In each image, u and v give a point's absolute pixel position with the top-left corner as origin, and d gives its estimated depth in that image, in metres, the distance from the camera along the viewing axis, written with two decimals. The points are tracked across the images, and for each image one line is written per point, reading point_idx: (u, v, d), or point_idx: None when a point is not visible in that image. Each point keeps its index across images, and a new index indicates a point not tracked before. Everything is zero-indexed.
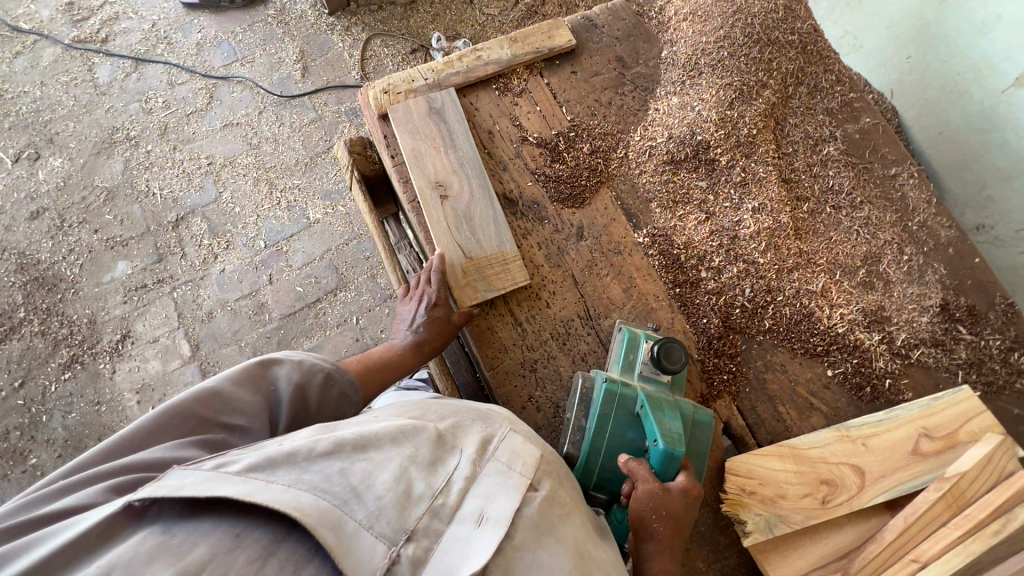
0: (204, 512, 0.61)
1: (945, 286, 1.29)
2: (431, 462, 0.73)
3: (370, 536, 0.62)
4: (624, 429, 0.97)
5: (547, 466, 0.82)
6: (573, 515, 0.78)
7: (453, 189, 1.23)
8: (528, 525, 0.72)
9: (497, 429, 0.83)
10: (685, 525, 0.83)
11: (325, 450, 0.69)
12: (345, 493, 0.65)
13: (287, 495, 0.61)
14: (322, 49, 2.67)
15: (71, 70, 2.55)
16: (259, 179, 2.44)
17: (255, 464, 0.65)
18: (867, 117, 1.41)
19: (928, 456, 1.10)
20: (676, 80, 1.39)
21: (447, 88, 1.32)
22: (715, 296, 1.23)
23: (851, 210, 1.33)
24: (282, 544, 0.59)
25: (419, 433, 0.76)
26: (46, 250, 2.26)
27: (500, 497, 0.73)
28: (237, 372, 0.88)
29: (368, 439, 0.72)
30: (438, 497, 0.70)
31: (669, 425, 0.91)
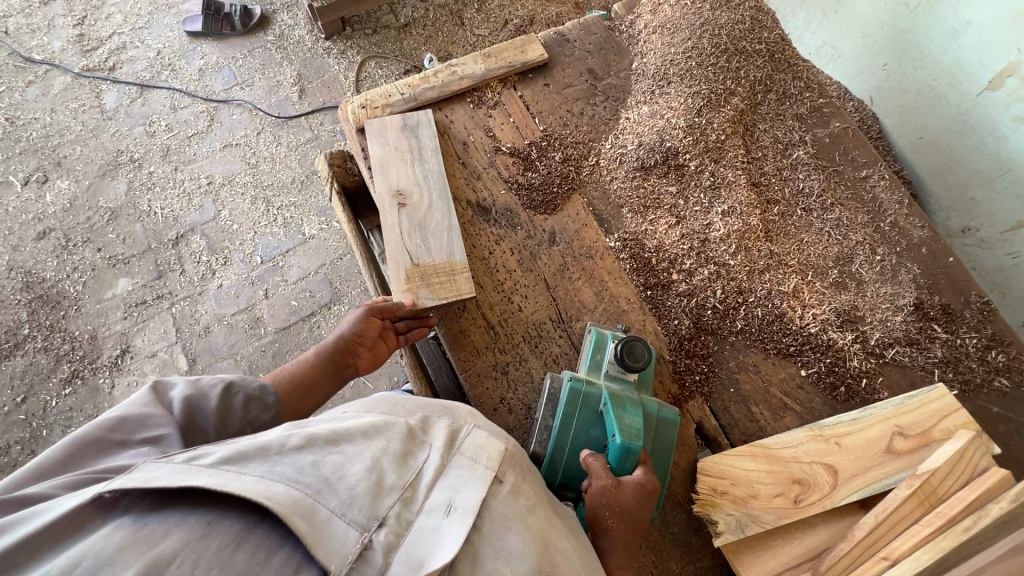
0: (178, 502, 0.59)
1: (919, 285, 1.29)
2: (403, 455, 0.74)
3: (342, 524, 0.62)
4: (589, 425, 1.03)
5: (512, 461, 0.82)
6: (540, 507, 0.79)
7: (412, 199, 1.26)
8: (495, 514, 0.73)
9: (465, 424, 0.84)
10: (639, 516, 0.91)
11: (296, 444, 0.68)
12: (316, 483, 0.65)
13: (260, 485, 0.61)
14: (319, 71, 2.77)
15: (79, 97, 2.67)
16: (257, 197, 2.51)
17: (228, 456, 0.64)
18: (835, 122, 1.45)
19: (901, 455, 1.09)
20: (646, 90, 1.44)
21: (424, 109, 1.38)
22: (685, 298, 1.25)
23: (822, 212, 1.35)
24: (255, 531, 0.58)
25: (391, 428, 0.76)
26: (51, 269, 2.33)
27: (467, 488, 0.73)
28: (136, 401, 0.83)
29: (341, 434, 0.72)
30: (408, 490, 0.70)
31: (629, 421, 0.98)
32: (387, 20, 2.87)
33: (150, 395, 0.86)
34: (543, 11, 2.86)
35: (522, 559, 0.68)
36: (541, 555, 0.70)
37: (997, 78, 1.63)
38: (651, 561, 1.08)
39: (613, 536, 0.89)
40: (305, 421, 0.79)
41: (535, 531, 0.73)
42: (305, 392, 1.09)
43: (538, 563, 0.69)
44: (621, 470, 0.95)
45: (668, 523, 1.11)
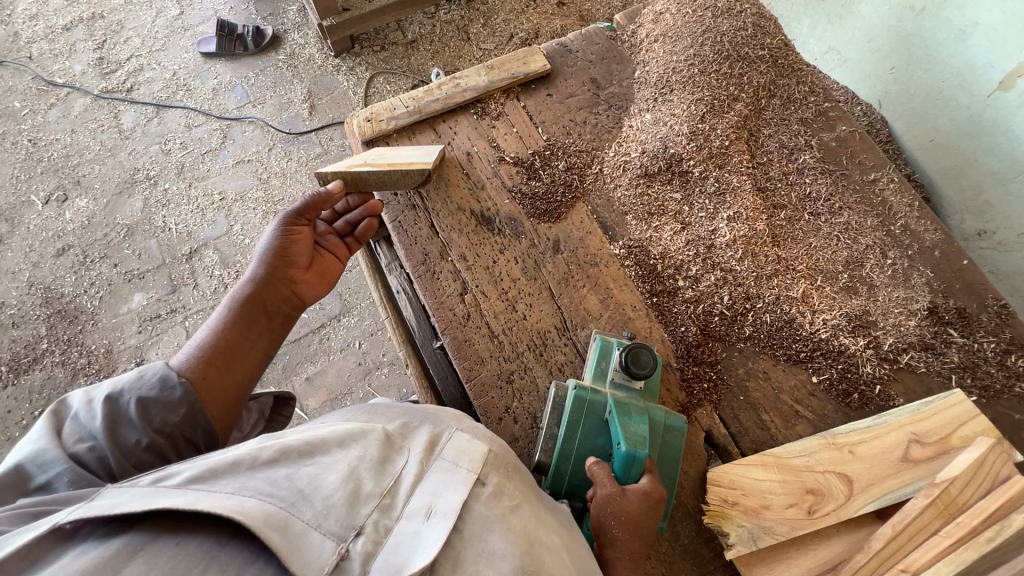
0: (141, 524, 0.62)
1: (934, 289, 1.27)
2: (380, 462, 0.77)
3: (318, 535, 0.64)
4: (592, 433, 1.03)
5: (496, 461, 0.84)
6: (523, 506, 0.80)
7: (390, 153, 1.32)
8: (477, 518, 0.73)
9: (444, 429, 0.87)
10: (644, 525, 0.89)
11: (269, 457, 0.72)
12: (290, 495, 0.68)
13: (231, 501, 0.63)
14: (328, 88, 2.82)
15: (99, 118, 2.75)
16: (268, 211, 2.55)
17: (196, 475, 0.68)
18: (842, 126, 1.44)
19: (918, 463, 1.06)
20: (649, 98, 1.44)
21: (434, 146, 1.35)
22: (692, 304, 1.24)
23: (831, 216, 1.33)
24: (225, 548, 0.62)
25: (367, 435, 0.80)
26: (69, 284, 2.39)
27: (448, 491, 0.76)
28: (39, 431, 0.81)
29: (316, 445, 0.76)
30: (386, 497, 0.73)
31: (633, 429, 0.97)
32: (395, 37, 2.93)
33: (42, 428, 0.82)
34: (547, 24, 2.90)
35: (504, 559, 0.69)
36: (526, 555, 0.71)
37: (1007, 78, 1.60)
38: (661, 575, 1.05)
39: (617, 545, 0.88)
40: (283, 433, 0.83)
41: (517, 532, 0.73)
42: (237, 355, 1.02)
43: (522, 562, 0.69)
44: (626, 479, 0.94)
45: (678, 534, 1.09)
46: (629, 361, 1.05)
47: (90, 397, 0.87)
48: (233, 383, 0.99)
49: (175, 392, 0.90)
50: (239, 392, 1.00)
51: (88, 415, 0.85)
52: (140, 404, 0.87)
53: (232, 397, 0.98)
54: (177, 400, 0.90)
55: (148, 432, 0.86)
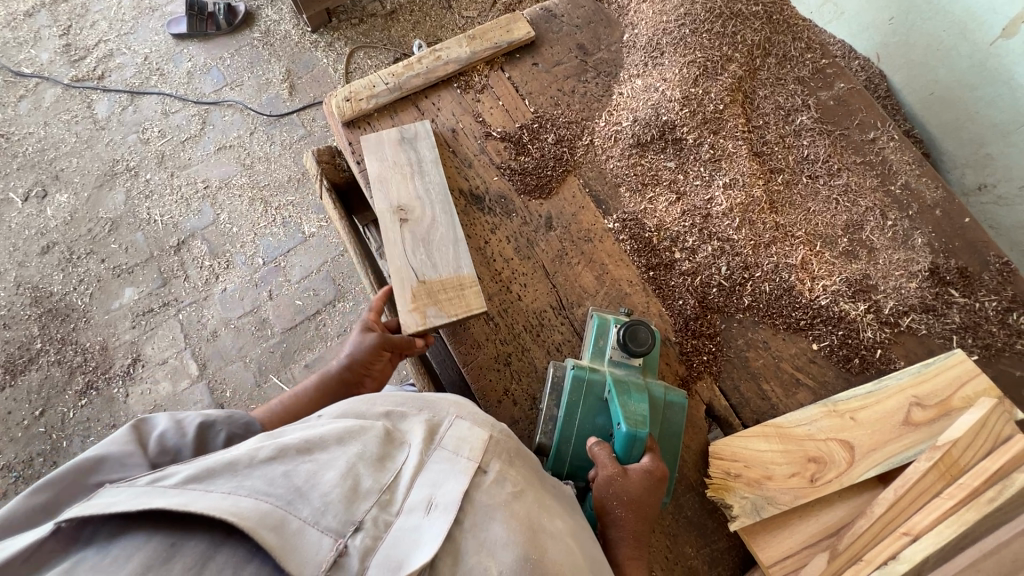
0: (136, 526, 0.60)
1: (935, 249, 1.24)
2: (380, 457, 0.75)
3: (315, 532, 0.63)
4: (592, 413, 1.02)
5: (499, 446, 0.84)
6: (527, 492, 0.79)
7: (413, 214, 1.19)
8: (478, 508, 0.73)
9: (444, 418, 0.86)
10: (647, 504, 0.90)
11: (267, 456, 0.70)
12: (287, 493, 0.66)
13: (225, 501, 0.62)
14: (308, 66, 2.72)
15: (71, 109, 2.66)
16: (254, 198, 2.49)
17: (193, 475, 0.66)
18: (840, 83, 1.38)
19: (919, 426, 1.07)
20: (639, 62, 1.38)
21: (421, 122, 1.31)
22: (690, 276, 1.21)
23: (829, 178, 1.29)
24: (223, 547, 0.60)
25: (367, 432, 0.79)
26: (58, 282, 2.35)
27: (448, 482, 0.75)
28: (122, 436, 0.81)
29: (314, 442, 0.74)
30: (385, 493, 0.71)
31: (633, 408, 0.96)
32: (373, 8, 2.81)
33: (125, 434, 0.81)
34: None
35: (506, 547, 0.69)
36: (528, 542, 0.71)
37: (1011, 25, 1.54)
38: (664, 547, 1.06)
39: (621, 525, 0.88)
40: (282, 431, 0.81)
41: (519, 519, 0.73)
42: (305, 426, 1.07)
43: (524, 550, 0.69)
44: (628, 459, 0.94)
45: (682, 506, 1.09)
46: (628, 339, 1.04)
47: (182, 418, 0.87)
48: None
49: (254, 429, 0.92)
50: None
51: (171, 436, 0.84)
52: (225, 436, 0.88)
53: None
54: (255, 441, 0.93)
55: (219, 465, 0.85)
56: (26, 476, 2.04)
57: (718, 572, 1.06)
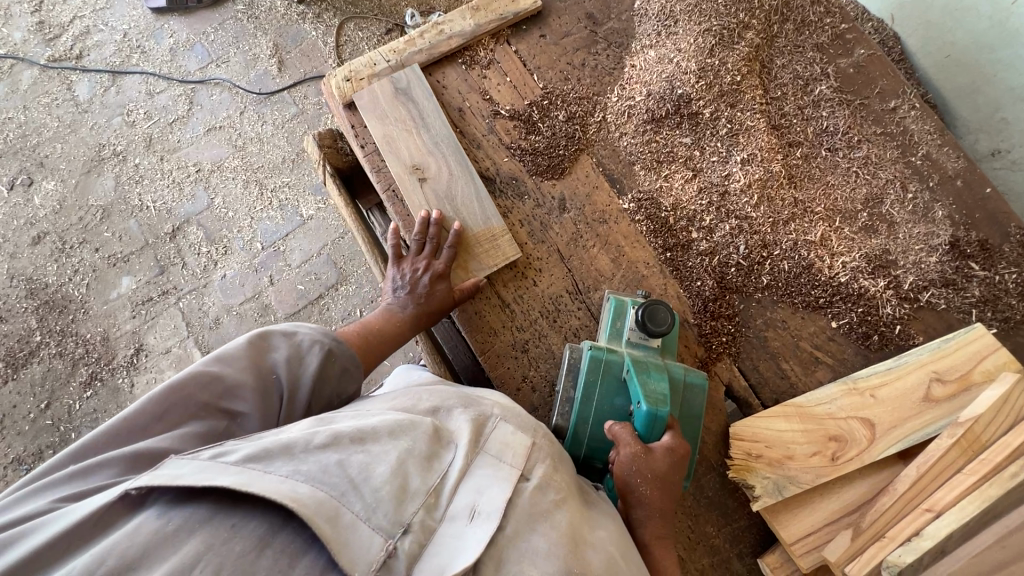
0: (202, 497, 0.61)
1: (955, 222, 1.22)
2: (428, 456, 0.74)
3: (367, 529, 0.63)
4: (611, 392, 1.01)
5: (541, 453, 0.83)
6: (569, 501, 0.79)
7: (431, 171, 1.19)
8: (520, 515, 0.73)
9: (490, 416, 0.84)
10: (673, 481, 0.91)
11: (322, 442, 0.69)
12: (342, 485, 0.65)
13: (285, 487, 0.62)
14: (296, 40, 2.61)
15: (50, 91, 2.54)
16: (249, 181, 2.42)
17: (252, 454, 0.65)
18: (861, 49, 1.32)
19: (940, 402, 1.07)
20: (652, 32, 1.32)
21: (411, 66, 1.26)
22: (707, 256, 1.19)
23: (849, 150, 1.26)
24: (278, 535, 0.60)
25: (416, 428, 0.76)
26: (52, 273, 2.30)
27: (491, 489, 0.74)
28: (233, 352, 0.84)
29: (367, 432, 0.72)
30: (432, 496, 0.70)
31: (653, 386, 0.95)
32: None
33: (243, 353, 0.84)
34: None
35: (548, 559, 0.68)
36: (571, 556, 0.70)
37: None
38: (686, 527, 1.08)
39: (648, 501, 0.89)
40: (332, 416, 0.80)
41: (562, 529, 0.73)
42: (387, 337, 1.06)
43: (567, 563, 0.69)
44: (649, 438, 0.93)
45: (702, 487, 1.10)
46: (647, 317, 1.02)
47: (299, 342, 0.91)
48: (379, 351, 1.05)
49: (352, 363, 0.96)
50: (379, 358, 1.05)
51: (291, 362, 0.88)
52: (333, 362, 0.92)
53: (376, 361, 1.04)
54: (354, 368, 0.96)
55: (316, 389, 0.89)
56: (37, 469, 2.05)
57: (740, 550, 1.08)
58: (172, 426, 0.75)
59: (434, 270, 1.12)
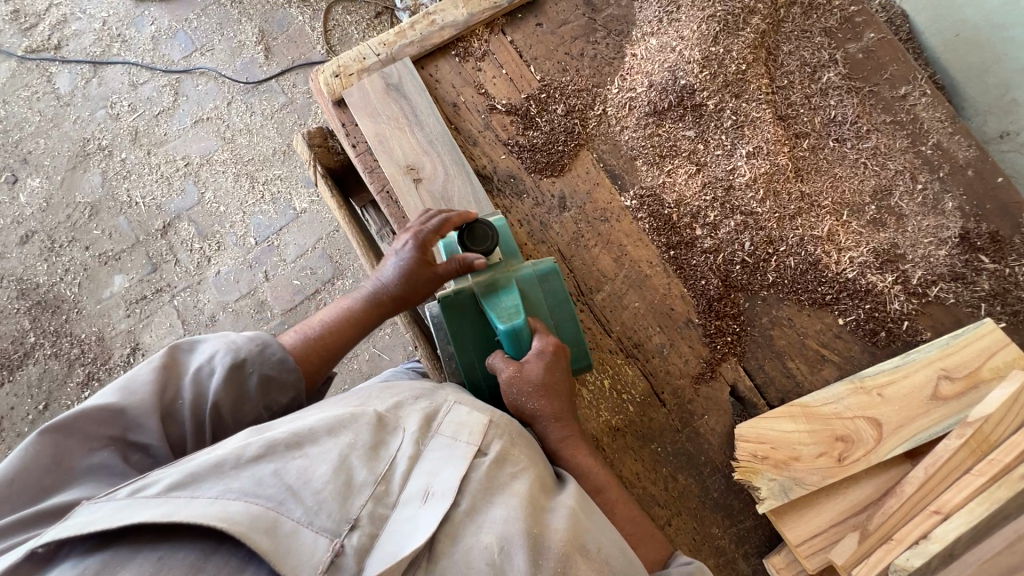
0: (112, 544, 0.62)
1: (965, 214, 1.19)
2: (372, 448, 0.76)
3: (310, 532, 0.66)
4: (475, 322, 1.03)
5: (500, 428, 0.85)
6: (529, 469, 0.82)
7: (426, 171, 1.14)
8: (475, 490, 0.76)
9: (441, 404, 0.86)
10: (557, 380, 0.96)
11: (254, 455, 0.71)
12: (280, 494, 0.68)
13: (216, 507, 0.64)
14: (282, 25, 2.52)
15: (30, 84, 2.46)
16: (239, 174, 2.36)
17: (177, 481, 0.67)
18: (870, 33, 1.27)
19: (948, 400, 1.06)
20: (653, 19, 1.26)
21: (402, 60, 1.22)
22: (712, 254, 1.16)
23: (857, 140, 1.21)
24: (211, 560, 0.62)
25: (357, 421, 0.79)
26: (43, 273, 2.26)
27: (442, 470, 0.77)
28: (138, 379, 0.81)
29: (304, 436, 0.75)
30: (380, 485, 0.73)
31: (503, 304, 0.97)
32: None
33: (147, 378, 0.81)
34: None
35: (507, 523, 0.72)
36: (531, 518, 0.74)
37: None
38: (691, 529, 1.07)
39: (542, 412, 0.94)
40: (279, 418, 0.82)
41: (520, 496, 0.76)
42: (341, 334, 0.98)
43: (526, 526, 0.72)
44: (521, 351, 0.96)
45: (707, 488, 1.09)
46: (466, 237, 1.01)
47: (210, 353, 0.86)
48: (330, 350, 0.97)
49: (291, 374, 0.89)
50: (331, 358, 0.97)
51: (201, 377, 0.84)
52: (263, 378, 0.87)
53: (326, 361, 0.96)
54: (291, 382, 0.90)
55: (236, 404, 0.85)
56: None
57: (745, 550, 1.07)
58: (73, 471, 0.73)
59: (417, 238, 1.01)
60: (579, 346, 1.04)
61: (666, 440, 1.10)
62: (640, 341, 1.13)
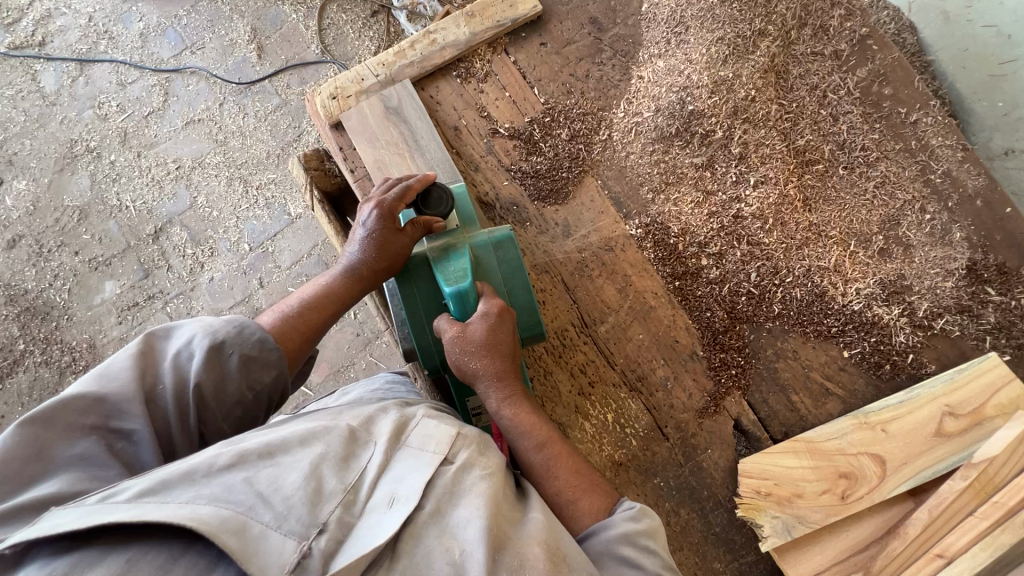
0: (81, 547, 0.59)
1: (973, 244, 1.17)
2: (344, 457, 0.74)
3: (278, 536, 0.63)
4: (426, 288, 1.02)
5: (468, 438, 0.82)
6: (497, 475, 0.79)
7: None
8: (441, 495, 0.73)
9: (413, 416, 0.85)
10: (500, 341, 0.94)
11: (225, 463, 0.69)
12: (248, 499, 0.66)
13: (185, 510, 0.61)
14: (275, 23, 2.45)
15: (14, 82, 2.39)
16: (233, 177, 2.31)
17: (148, 487, 0.65)
18: (882, 56, 1.24)
19: (952, 437, 1.05)
20: (661, 40, 1.24)
21: (401, 82, 1.19)
22: (717, 284, 1.14)
23: (867, 168, 1.19)
24: (180, 562, 0.60)
25: (330, 432, 0.77)
26: (31, 279, 2.21)
27: (412, 475, 0.74)
28: (119, 364, 0.77)
29: (275, 445, 0.73)
30: (350, 492, 0.71)
31: (453, 269, 0.96)
32: None
33: (126, 364, 0.78)
34: None
35: (470, 523, 0.70)
36: (494, 520, 0.71)
37: None
38: (693, 563, 1.06)
39: (483, 372, 0.93)
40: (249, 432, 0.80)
41: (486, 497, 0.74)
42: (319, 310, 0.96)
43: (489, 526, 0.69)
44: (467, 314, 0.96)
45: (710, 523, 1.08)
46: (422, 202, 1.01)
47: (188, 337, 0.83)
48: (310, 328, 0.94)
49: (275, 352, 0.86)
50: (312, 336, 0.94)
51: (180, 360, 0.81)
52: (243, 359, 0.83)
53: (307, 340, 0.93)
54: (274, 360, 0.87)
55: (218, 386, 0.81)
56: None
57: None
58: (52, 462, 0.68)
59: (383, 207, 0.99)
60: (530, 314, 1.02)
61: (670, 474, 1.09)
62: (644, 374, 1.12)
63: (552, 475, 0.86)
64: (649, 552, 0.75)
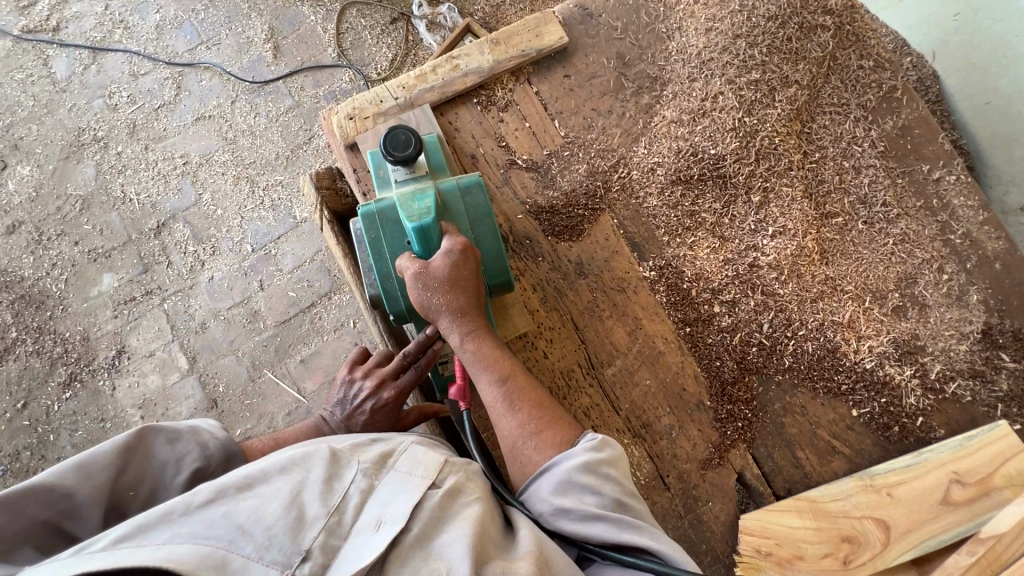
0: None
1: (990, 308, 1.15)
2: (327, 479, 0.71)
3: (259, 567, 0.62)
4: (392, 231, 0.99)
5: (456, 466, 0.78)
6: (484, 500, 0.75)
7: None
8: (427, 518, 0.70)
9: (400, 445, 0.81)
10: (463, 278, 0.92)
11: (204, 499, 0.66)
12: (228, 533, 0.63)
13: (161, 551, 0.59)
14: (294, 23, 2.43)
15: (25, 66, 2.36)
16: (240, 177, 2.28)
17: (124, 533, 0.61)
18: (908, 111, 1.23)
19: (959, 505, 1.03)
20: (686, 80, 1.22)
21: (420, 106, 1.17)
22: (729, 334, 1.12)
23: (887, 224, 1.17)
24: None
25: (312, 456, 0.74)
26: (28, 266, 2.17)
27: (398, 499, 0.71)
28: (101, 456, 0.73)
29: (255, 475, 0.70)
30: (334, 515, 0.68)
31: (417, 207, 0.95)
32: None
33: (109, 458, 0.73)
34: None
35: (455, 542, 0.66)
36: (480, 539, 0.67)
37: None
38: None
39: (446, 308, 0.91)
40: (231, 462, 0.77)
41: (473, 519, 0.70)
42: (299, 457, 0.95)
43: (475, 545, 0.66)
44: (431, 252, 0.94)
45: None
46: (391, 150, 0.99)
47: (184, 454, 0.80)
48: None
49: None
50: None
51: (163, 471, 0.78)
52: None
53: None
54: None
55: None
56: (13, 470, 1.96)
57: None
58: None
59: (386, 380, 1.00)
60: (497, 263, 1.01)
61: (669, 525, 1.06)
62: (648, 422, 1.09)
63: (513, 408, 0.85)
64: (609, 479, 0.76)
